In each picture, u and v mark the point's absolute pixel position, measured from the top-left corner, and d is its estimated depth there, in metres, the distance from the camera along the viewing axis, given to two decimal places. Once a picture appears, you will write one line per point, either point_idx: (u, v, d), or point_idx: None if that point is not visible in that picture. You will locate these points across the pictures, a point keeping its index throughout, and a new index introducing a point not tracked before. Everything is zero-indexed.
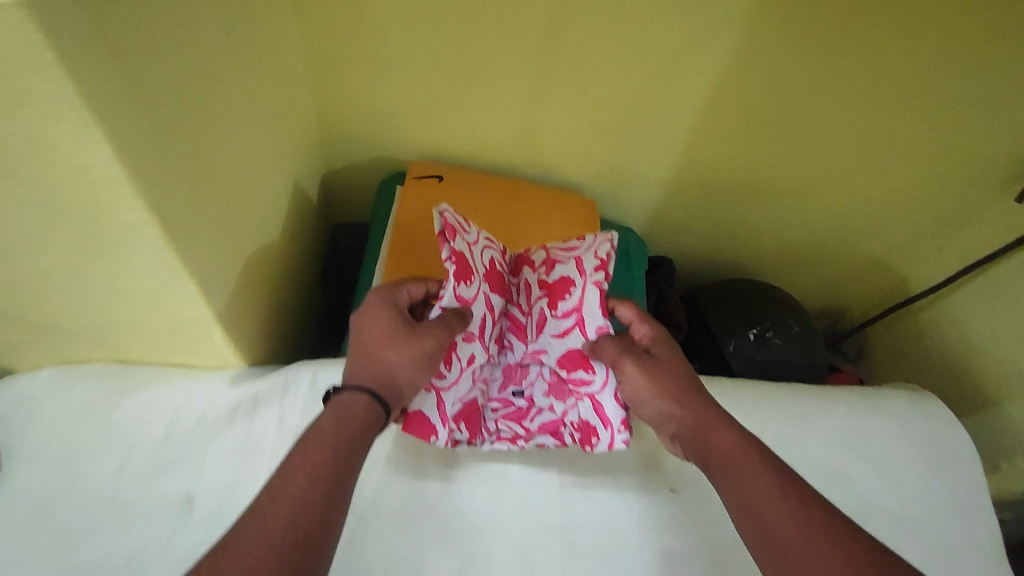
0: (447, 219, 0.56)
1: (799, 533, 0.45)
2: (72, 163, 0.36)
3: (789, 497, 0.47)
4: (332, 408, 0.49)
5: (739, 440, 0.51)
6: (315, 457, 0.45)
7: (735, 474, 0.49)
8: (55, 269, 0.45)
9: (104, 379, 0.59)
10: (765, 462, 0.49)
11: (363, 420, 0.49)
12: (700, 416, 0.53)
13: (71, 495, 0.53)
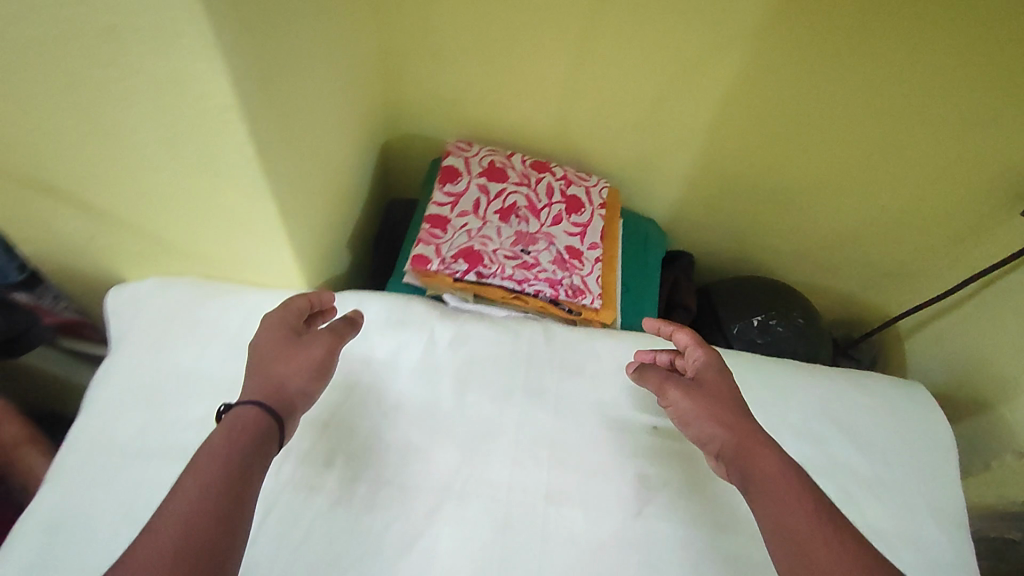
0: (451, 148, 0.87)
1: (832, 560, 0.47)
2: (200, 89, 0.51)
3: (823, 524, 0.49)
4: (222, 424, 0.50)
5: (780, 464, 0.54)
6: (210, 470, 0.46)
7: (768, 494, 0.52)
8: (172, 177, 0.61)
9: (197, 286, 0.75)
10: (804, 489, 0.52)
11: (255, 435, 0.50)
12: (743, 438, 0.57)
13: (156, 367, 0.69)
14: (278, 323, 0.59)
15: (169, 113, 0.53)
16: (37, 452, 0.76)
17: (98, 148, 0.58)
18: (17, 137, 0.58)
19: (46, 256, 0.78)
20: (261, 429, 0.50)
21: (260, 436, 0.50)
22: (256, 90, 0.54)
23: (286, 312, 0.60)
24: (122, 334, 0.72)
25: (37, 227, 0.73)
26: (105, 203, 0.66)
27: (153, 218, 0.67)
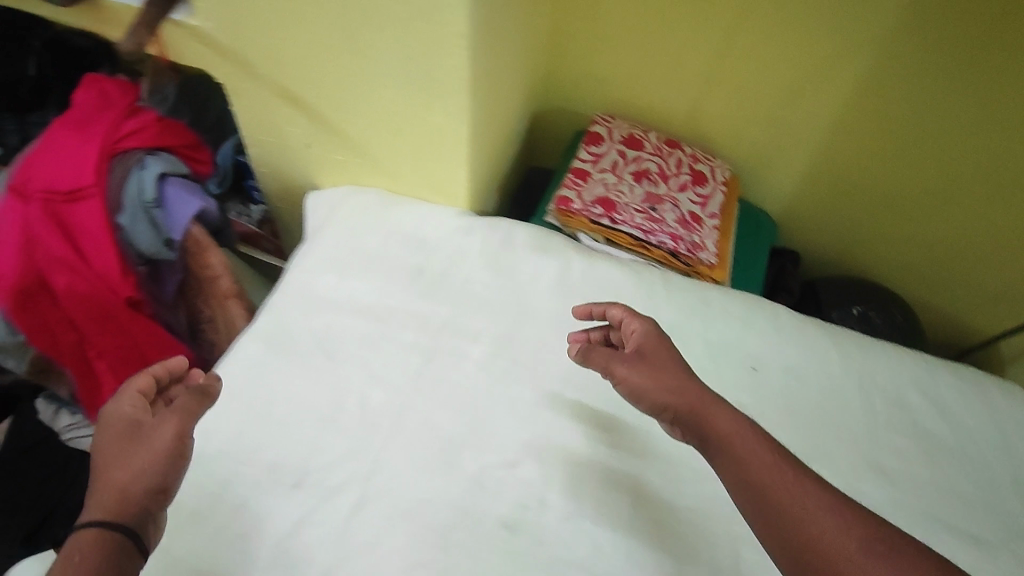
0: (598, 120, 1.00)
1: (797, 503, 0.51)
2: (445, 16, 0.68)
3: (781, 469, 0.53)
4: (60, 559, 0.49)
5: (733, 422, 0.57)
6: None
7: (731, 453, 0.55)
8: (394, 91, 0.79)
9: (383, 195, 0.90)
10: (761, 444, 0.55)
11: (101, 559, 0.49)
12: (695, 400, 0.60)
13: (346, 245, 0.84)
14: (114, 424, 0.58)
15: (410, 37, 0.72)
16: (237, 308, 0.93)
17: (349, 65, 0.78)
18: (294, 51, 0.79)
19: (268, 164, 0.99)
20: (107, 553, 0.49)
21: (108, 558, 0.49)
22: (477, 26, 0.70)
23: (123, 406, 0.58)
24: (319, 224, 0.89)
25: (273, 136, 0.93)
26: (335, 116, 0.85)
27: (368, 132, 0.85)
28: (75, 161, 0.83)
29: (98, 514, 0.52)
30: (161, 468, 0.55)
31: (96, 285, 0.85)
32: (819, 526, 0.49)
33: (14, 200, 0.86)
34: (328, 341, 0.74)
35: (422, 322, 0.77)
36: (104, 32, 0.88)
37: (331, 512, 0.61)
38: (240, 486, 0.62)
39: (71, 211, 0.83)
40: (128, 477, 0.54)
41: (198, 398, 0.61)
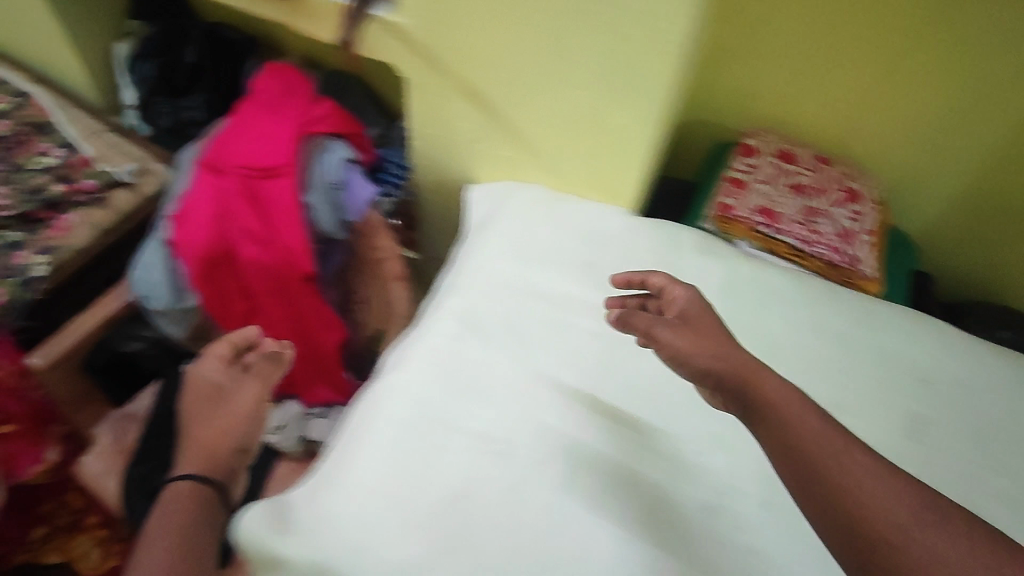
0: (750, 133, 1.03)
1: (846, 467, 0.47)
2: (663, 26, 0.71)
3: (828, 436, 0.50)
4: (158, 506, 0.84)
5: (780, 389, 0.55)
6: (172, 528, 0.80)
7: (776, 419, 0.53)
8: (585, 95, 0.82)
9: (549, 191, 0.94)
10: (806, 410, 0.53)
11: (195, 503, 0.85)
12: (740, 365, 0.58)
13: (522, 239, 0.89)
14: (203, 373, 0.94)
15: (620, 44, 0.75)
16: (399, 291, 0.97)
17: (547, 67, 0.81)
18: (492, 51, 0.83)
19: (430, 157, 1.03)
20: (200, 500, 0.85)
21: (200, 501, 0.85)
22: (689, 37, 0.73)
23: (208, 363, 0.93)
24: (490, 216, 0.94)
25: (443, 130, 0.97)
26: (515, 116, 0.89)
27: (545, 132, 0.88)
28: (273, 143, 0.88)
29: (193, 465, 0.88)
30: (245, 430, 0.92)
31: (281, 259, 0.90)
32: (873, 493, 0.46)
33: (207, 174, 0.91)
34: (518, 325, 0.81)
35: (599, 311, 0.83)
36: (296, 25, 0.91)
37: (544, 476, 0.69)
38: (458, 448, 0.70)
39: (266, 189, 0.88)
40: (217, 438, 0.91)
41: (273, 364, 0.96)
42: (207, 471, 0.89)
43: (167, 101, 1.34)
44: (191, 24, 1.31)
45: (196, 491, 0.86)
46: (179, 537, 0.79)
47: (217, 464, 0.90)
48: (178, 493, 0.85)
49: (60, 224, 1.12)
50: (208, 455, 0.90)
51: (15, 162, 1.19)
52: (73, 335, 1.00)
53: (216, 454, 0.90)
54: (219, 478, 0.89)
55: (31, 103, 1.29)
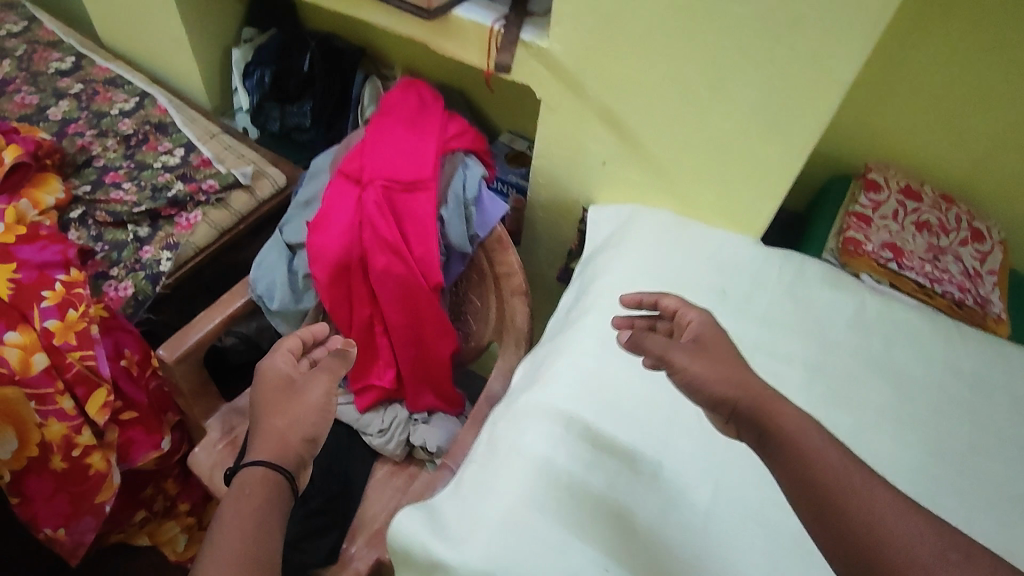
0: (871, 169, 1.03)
1: (862, 498, 0.49)
2: (829, 64, 0.73)
3: (847, 468, 0.52)
4: (232, 490, 0.77)
5: (797, 417, 0.56)
6: (242, 510, 0.74)
7: (793, 449, 0.54)
8: (731, 127, 0.83)
9: (676, 217, 0.95)
10: (825, 442, 0.54)
11: (260, 491, 0.76)
12: (758, 396, 0.60)
13: (652, 266, 0.90)
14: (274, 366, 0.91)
15: (779, 77, 0.76)
16: (521, 306, 0.99)
17: (697, 97, 0.82)
18: (640, 78, 0.85)
19: (550, 174, 1.06)
20: (267, 484, 0.77)
21: (266, 488, 0.77)
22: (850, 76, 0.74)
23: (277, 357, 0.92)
24: (620, 237, 0.96)
25: (571, 150, 1.00)
26: (651, 141, 0.91)
27: (681, 158, 0.90)
28: (415, 158, 0.92)
29: (263, 452, 0.81)
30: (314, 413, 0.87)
31: (413, 269, 0.94)
32: (896, 528, 0.47)
33: (348, 184, 0.95)
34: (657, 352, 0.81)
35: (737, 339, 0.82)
36: (443, 48, 0.96)
37: (692, 510, 0.69)
38: (609, 470, 0.72)
39: (407, 202, 0.92)
40: (281, 420, 0.84)
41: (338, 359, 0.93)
42: (272, 460, 0.80)
43: (277, 106, 1.37)
44: (309, 34, 1.35)
45: (266, 480, 0.78)
46: (249, 528, 0.72)
47: (282, 455, 0.82)
48: (250, 479, 0.78)
49: (184, 222, 1.17)
50: (275, 447, 0.82)
51: (137, 160, 1.26)
52: (200, 331, 1.03)
53: (285, 445, 0.82)
54: (286, 469, 0.80)
55: (151, 104, 1.35)
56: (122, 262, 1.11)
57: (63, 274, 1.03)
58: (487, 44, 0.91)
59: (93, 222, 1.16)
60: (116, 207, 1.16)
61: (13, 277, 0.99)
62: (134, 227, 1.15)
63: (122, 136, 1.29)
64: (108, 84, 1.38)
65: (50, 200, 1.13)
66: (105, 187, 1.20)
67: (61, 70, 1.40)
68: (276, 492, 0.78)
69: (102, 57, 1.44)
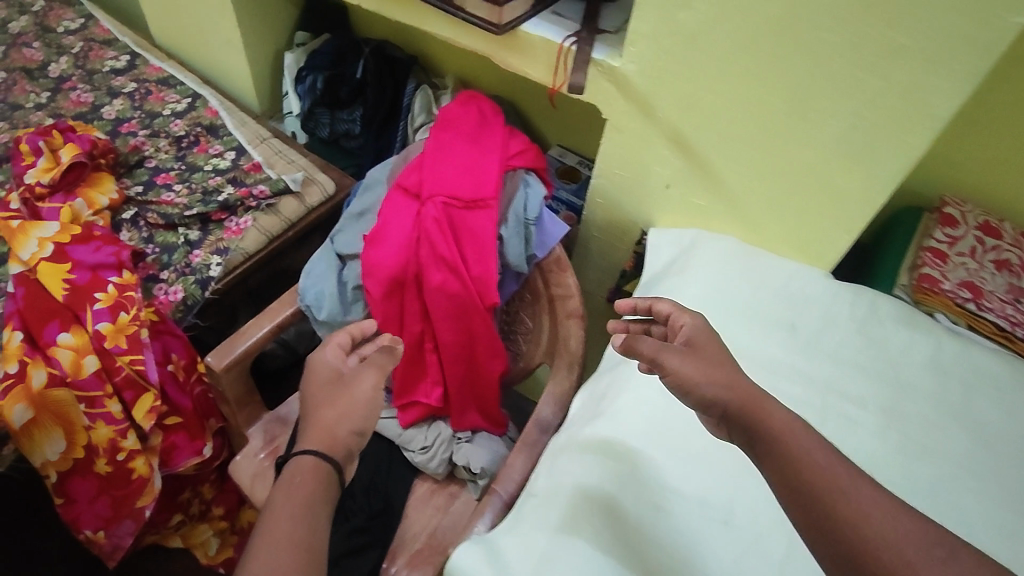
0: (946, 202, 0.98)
1: (849, 496, 0.52)
2: (925, 100, 0.69)
3: (832, 467, 0.54)
4: (282, 483, 0.75)
5: (786, 419, 0.58)
6: (291, 503, 0.71)
7: (778, 446, 0.57)
8: (811, 157, 0.80)
9: (740, 246, 0.92)
10: (811, 441, 0.56)
11: (309, 483, 0.74)
12: (746, 398, 0.60)
13: (718, 295, 0.87)
14: (323, 362, 0.88)
15: (870, 109, 0.72)
16: (576, 330, 0.96)
17: (777, 124, 0.79)
18: (716, 102, 0.82)
19: (610, 195, 1.03)
20: (316, 476, 0.75)
21: (315, 481, 0.74)
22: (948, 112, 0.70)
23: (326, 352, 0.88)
24: (683, 264, 0.92)
25: (634, 172, 0.97)
26: (722, 168, 0.88)
27: (752, 185, 0.87)
28: (478, 175, 0.90)
29: (312, 446, 0.78)
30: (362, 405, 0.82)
31: (469, 288, 0.91)
32: (883, 527, 0.50)
33: (407, 199, 0.94)
34: None
35: (807, 377, 0.79)
36: (510, 64, 0.95)
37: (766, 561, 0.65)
38: (678, 512, 0.68)
39: (467, 220, 0.90)
40: (330, 413, 0.81)
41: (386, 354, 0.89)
42: (321, 450, 0.78)
43: (328, 112, 1.37)
44: (363, 41, 1.34)
45: (316, 472, 0.75)
46: (301, 521, 0.70)
47: (331, 447, 0.78)
48: (300, 470, 0.75)
49: (233, 227, 1.17)
50: (325, 439, 0.79)
51: (188, 162, 1.26)
52: (250, 339, 1.02)
53: (334, 438, 0.79)
54: (333, 460, 0.77)
55: (203, 105, 1.35)
56: (172, 266, 1.10)
57: (116, 277, 1.02)
58: (556, 61, 0.90)
59: (144, 223, 1.15)
60: (168, 209, 1.16)
61: (68, 278, 1.00)
62: (185, 231, 1.15)
63: (174, 137, 1.29)
64: (161, 84, 1.38)
65: (104, 200, 1.13)
66: (156, 188, 1.20)
67: (115, 68, 1.40)
68: (325, 485, 0.75)
69: (156, 57, 1.44)
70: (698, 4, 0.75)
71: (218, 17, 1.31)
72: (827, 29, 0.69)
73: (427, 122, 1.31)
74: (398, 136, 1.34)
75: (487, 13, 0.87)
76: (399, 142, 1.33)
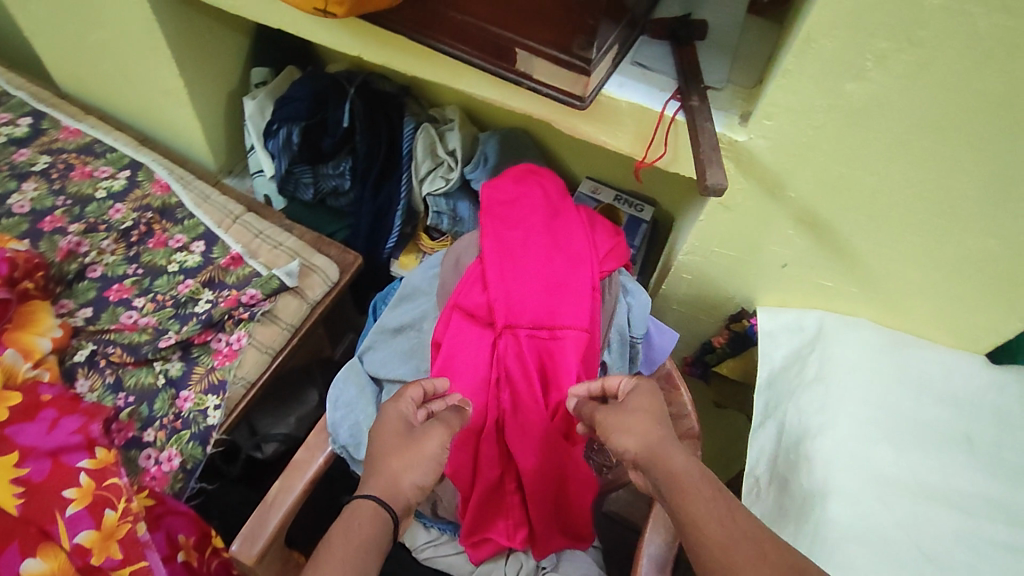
0: None
1: (721, 540, 0.53)
2: None
3: (716, 503, 0.56)
4: (342, 517, 0.59)
5: (686, 463, 0.59)
6: (345, 550, 0.56)
7: (678, 491, 0.57)
8: (993, 245, 0.63)
9: (883, 332, 0.77)
10: (703, 485, 0.57)
11: (371, 531, 0.58)
12: (656, 442, 0.61)
13: (879, 409, 0.71)
14: (393, 414, 0.66)
15: None
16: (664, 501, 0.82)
17: (960, 212, 0.62)
18: (875, 184, 0.63)
19: (701, 271, 0.83)
20: (381, 525, 0.59)
21: (377, 533, 0.58)
22: None
23: (400, 403, 0.66)
24: (820, 366, 0.75)
25: (738, 249, 0.77)
26: (869, 251, 0.70)
27: (903, 271, 0.70)
28: (569, 295, 0.72)
29: (376, 490, 0.61)
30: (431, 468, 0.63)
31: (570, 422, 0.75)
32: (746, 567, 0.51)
33: (475, 321, 0.74)
34: (923, 545, 0.62)
35: (1009, 513, 0.65)
36: (581, 131, 0.73)
37: None
38: None
39: (563, 354, 0.71)
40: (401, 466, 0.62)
41: (456, 415, 0.68)
42: (382, 496, 0.61)
43: (310, 169, 1.09)
44: (345, 78, 1.07)
45: (377, 528, 0.59)
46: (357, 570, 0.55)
47: (392, 499, 0.61)
48: (358, 516, 0.59)
49: (224, 348, 0.93)
50: (386, 485, 0.61)
51: (144, 263, 0.98)
52: (281, 508, 0.80)
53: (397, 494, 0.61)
54: (394, 513, 0.61)
55: (147, 178, 1.05)
56: (157, 421, 0.87)
57: (86, 460, 0.78)
58: (651, 131, 0.69)
59: (105, 362, 0.89)
60: (134, 339, 0.91)
61: (19, 474, 0.76)
62: (163, 366, 0.90)
63: (118, 231, 0.99)
64: (83, 154, 1.07)
65: (45, 343, 0.86)
66: (111, 308, 0.94)
67: (13, 137, 1.07)
68: (384, 543, 0.59)
69: (69, 115, 1.12)
70: (877, 73, 0.54)
71: (145, 65, 1.00)
72: None
73: (433, 169, 1.06)
74: (402, 191, 1.07)
75: (567, 82, 0.64)
76: (404, 195, 1.07)
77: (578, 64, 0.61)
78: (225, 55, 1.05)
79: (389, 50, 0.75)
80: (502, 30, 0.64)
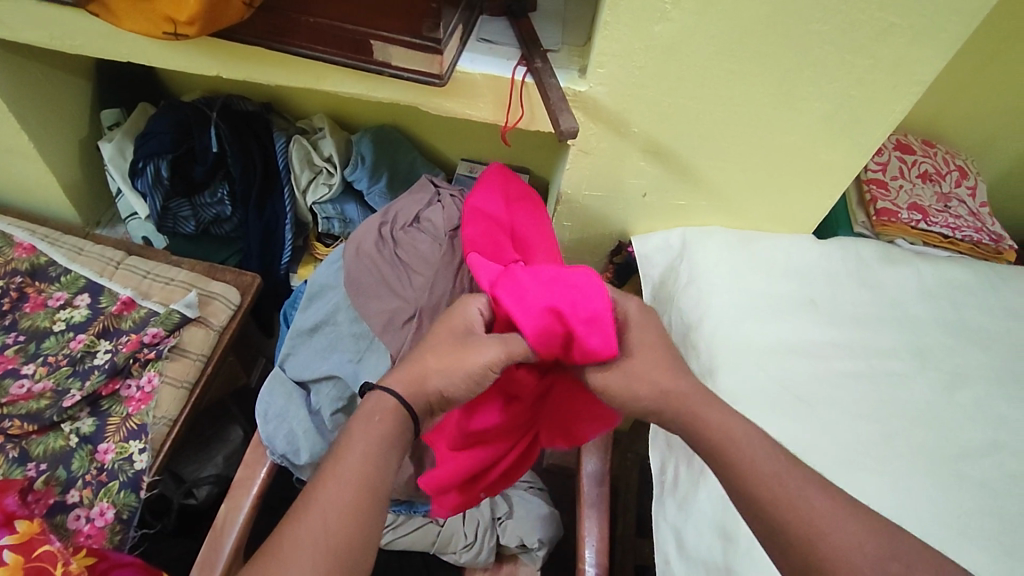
0: (892, 147, 1.01)
1: (775, 491, 0.54)
2: (908, 68, 0.69)
3: (771, 456, 0.56)
4: (366, 410, 0.62)
5: (727, 424, 0.59)
6: (362, 443, 0.59)
7: (726, 453, 0.57)
8: (792, 142, 0.79)
9: (732, 233, 0.91)
10: (750, 443, 0.57)
11: (390, 421, 0.61)
12: (691, 405, 0.61)
13: (742, 293, 0.84)
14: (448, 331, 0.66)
15: (854, 85, 0.71)
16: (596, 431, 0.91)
17: (761, 119, 0.76)
18: (697, 107, 0.75)
19: (578, 216, 0.93)
20: (400, 419, 0.62)
21: (394, 424, 0.61)
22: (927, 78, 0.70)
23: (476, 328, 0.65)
24: (691, 270, 0.87)
25: (604, 187, 0.88)
26: (706, 167, 0.83)
27: (734, 177, 0.84)
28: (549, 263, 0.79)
29: (397, 385, 0.63)
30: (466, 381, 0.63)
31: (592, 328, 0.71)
32: (812, 510, 0.52)
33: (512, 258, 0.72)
34: (796, 390, 0.76)
35: (848, 348, 0.80)
36: (447, 108, 0.80)
37: None
38: None
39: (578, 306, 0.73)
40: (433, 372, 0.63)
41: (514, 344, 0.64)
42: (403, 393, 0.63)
43: (186, 202, 1.08)
44: (205, 105, 1.07)
45: (395, 422, 0.61)
46: (374, 457, 0.59)
47: (414, 396, 0.63)
48: (380, 409, 0.62)
49: (136, 394, 0.90)
50: (410, 385, 0.63)
51: (26, 329, 0.93)
52: (235, 526, 0.81)
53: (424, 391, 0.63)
54: (413, 412, 0.63)
55: (6, 244, 0.99)
56: (79, 480, 0.84)
57: (8, 536, 0.72)
58: (508, 97, 0.77)
59: (4, 438, 0.84)
60: (33, 407, 0.86)
61: None
62: (73, 425, 0.87)
63: None
64: None
65: None
66: None
67: None
68: (403, 439, 0.62)
69: None
70: (677, 14, 0.66)
71: None
72: (813, 21, 0.66)
73: (314, 178, 1.08)
74: (286, 206, 1.09)
75: (424, 64, 0.71)
76: (288, 208, 1.09)
77: (430, 45, 0.68)
78: (68, 102, 1.01)
79: (247, 64, 0.78)
80: (357, 27, 0.70)
